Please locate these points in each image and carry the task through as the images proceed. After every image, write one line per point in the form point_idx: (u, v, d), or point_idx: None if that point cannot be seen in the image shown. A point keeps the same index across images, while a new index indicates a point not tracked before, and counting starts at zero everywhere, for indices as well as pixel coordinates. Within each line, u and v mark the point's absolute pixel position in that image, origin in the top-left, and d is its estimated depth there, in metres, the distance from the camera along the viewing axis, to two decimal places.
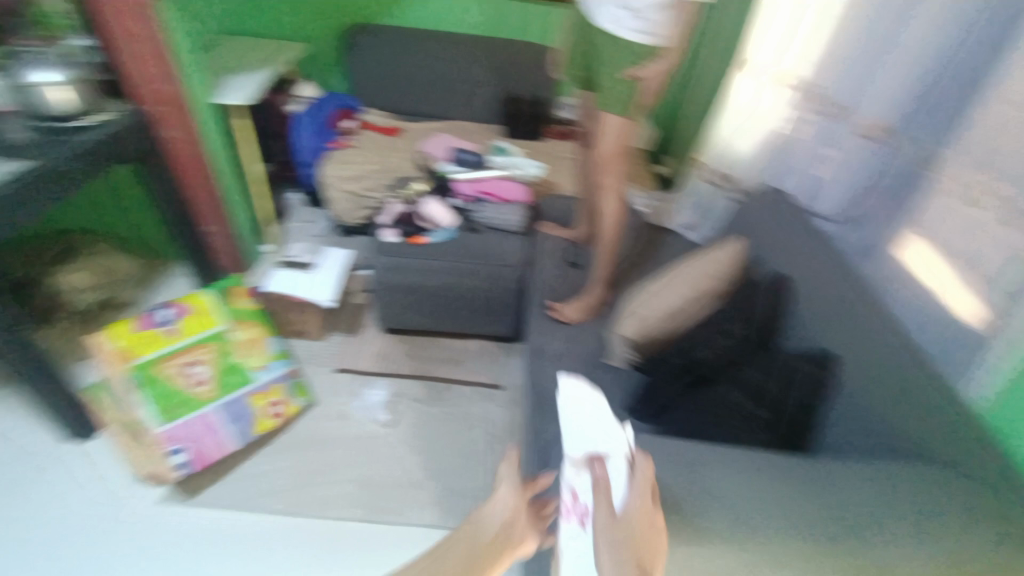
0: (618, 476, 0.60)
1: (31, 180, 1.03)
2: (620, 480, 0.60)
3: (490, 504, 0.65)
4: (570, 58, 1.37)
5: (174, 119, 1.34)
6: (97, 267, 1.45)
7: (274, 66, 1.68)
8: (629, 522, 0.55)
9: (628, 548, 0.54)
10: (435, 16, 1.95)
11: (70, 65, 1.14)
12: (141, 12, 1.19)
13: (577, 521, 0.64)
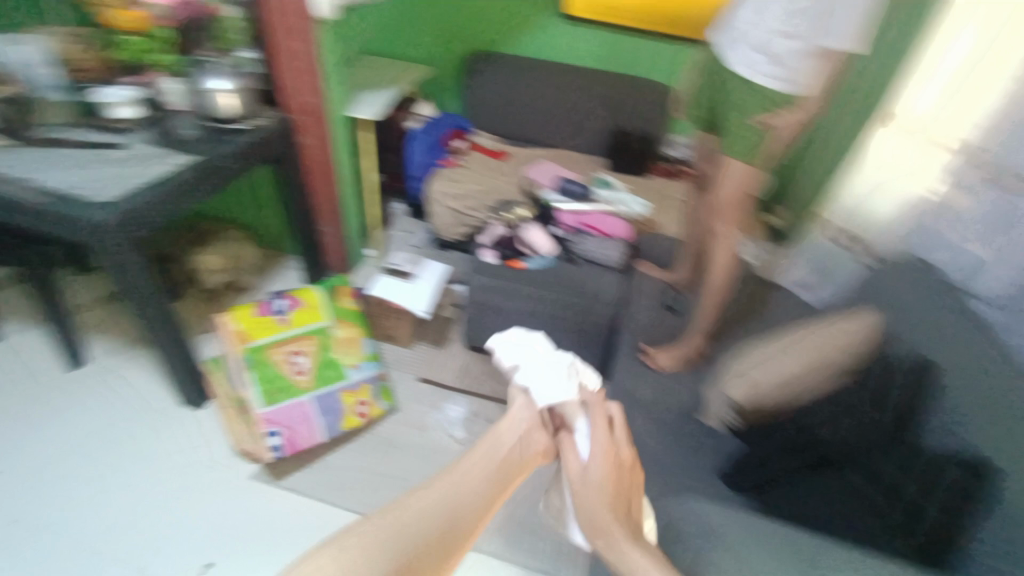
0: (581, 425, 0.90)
1: (196, 172, 1.17)
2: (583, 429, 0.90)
3: (508, 425, 0.90)
4: (693, 98, 1.33)
5: (314, 129, 1.48)
6: (225, 252, 1.59)
7: (401, 84, 1.79)
8: (599, 471, 0.81)
9: (604, 491, 0.79)
10: (557, 48, 2.02)
11: (240, 75, 1.30)
12: (303, 32, 1.32)
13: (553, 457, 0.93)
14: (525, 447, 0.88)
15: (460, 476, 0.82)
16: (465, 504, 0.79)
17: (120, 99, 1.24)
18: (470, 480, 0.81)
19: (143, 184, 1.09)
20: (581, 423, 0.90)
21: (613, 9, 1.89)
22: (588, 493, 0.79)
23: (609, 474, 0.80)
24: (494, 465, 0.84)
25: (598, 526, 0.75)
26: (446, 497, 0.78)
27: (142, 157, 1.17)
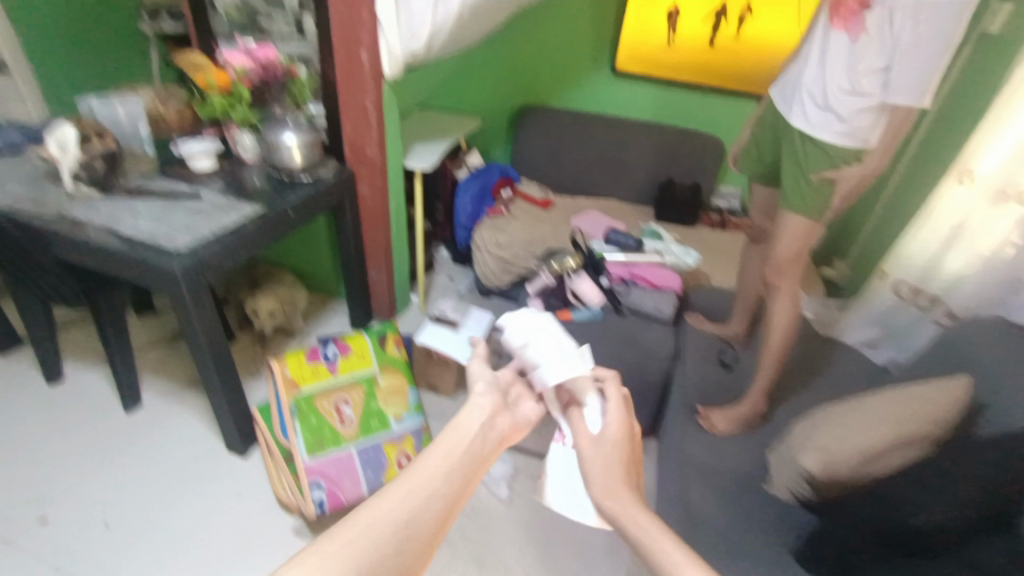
0: (593, 403, 0.74)
1: (262, 221, 1.23)
2: (595, 406, 0.74)
3: (464, 411, 0.63)
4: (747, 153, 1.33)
5: (370, 179, 1.54)
6: (280, 296, 1.64)
7: (453, 136, 1.86)
8: (613, 433, 0.70)
9: (615, 458, 0.67)
10: (602, 101, 2.08)
11: (307, 129, 1.39)
12: (366, 90, 1.41)
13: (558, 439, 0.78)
14: (487, 435, 0.61)
15: (383, 518, 0.50)
16: (397, 555, 0.49)
17: (201, 150, 1.34)
18: (398, 518, 0.50)
19: (215, 232, 1.15)
20: (593, 399, 0.75)
21: (661, 64, 1.93)
22: (593, 466, 0.67)
23: (619, 450, 0.68)
24: (437, 483, 0.54)
25: (610, 515, 0.61)
26: (359, 557, 0.47)
27: (214, 207, 1.24)
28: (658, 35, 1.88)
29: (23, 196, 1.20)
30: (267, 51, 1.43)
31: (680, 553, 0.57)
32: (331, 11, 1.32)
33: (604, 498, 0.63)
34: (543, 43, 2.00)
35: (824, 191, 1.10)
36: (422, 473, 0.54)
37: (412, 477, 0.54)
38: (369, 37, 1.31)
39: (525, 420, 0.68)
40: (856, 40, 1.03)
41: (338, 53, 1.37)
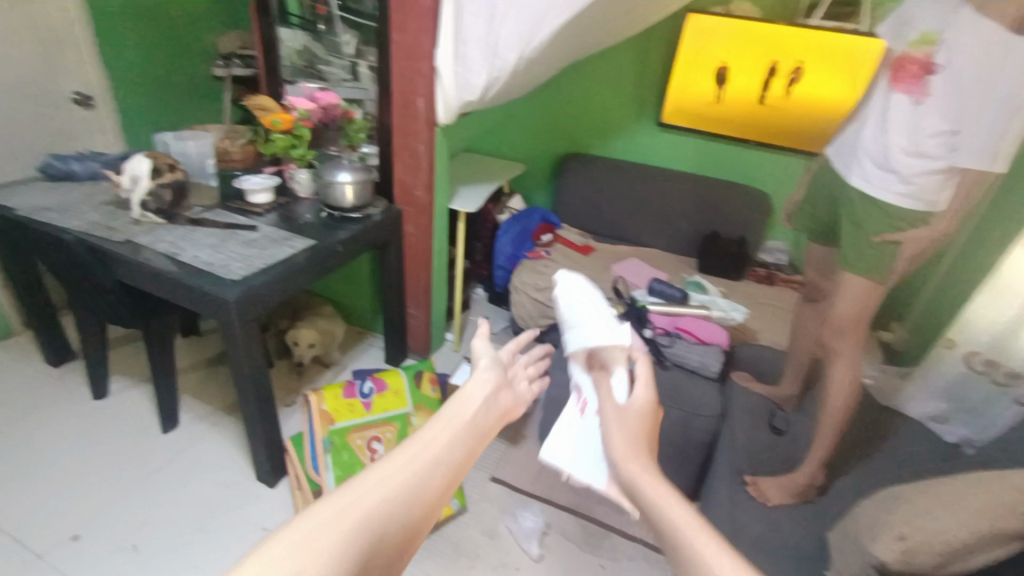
0: (619, 383, 0.81)
1: (312, 255, 1.26)
2: (620, 385, 0.81)
3: (467, 392, 0.66)
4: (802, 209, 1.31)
5: (417, 218, 1.58)
6: (320, 327, 1.66)
7: (497, 179, 1.90)
8: (636, 407, 0.74)
9: (640, 433, 0.71)
10: (648, 153, 2.10)
11: (361, 169, 1.44)
12: (420, 134, 1.45)
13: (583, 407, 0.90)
14: (489, 412, 0.65)
15: (396, 477, 0.52)
16: (410, 511, 0.51)
17: (261, 186, 1.42)
18: (412, 479, 0.52)
19: (267, 264, 1.17)
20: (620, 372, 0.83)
21: (708, 118, 1.93)
22: (617, 429, 0.72)
23: (643, 420, 0.73)
24: (444, 451, 0.57)
25: (628, 470, 0.65)
26: (372, 510, 0.49)
27: (268, 240, 1.28)
28: (705, 91, 1.89)
29: (95, 221, 1.27)
30: (328, 96, 1.52)
31: (691, 522, 0.56)
32: (393, 61, 1.39)
33: (623, 458, 0.67)
34: (590, 94, 2.05)
35: (890, 252, 1.04)
36: (430, 439, 0.57)
37: (420, 443, 0.57)
38: (429, 86, 1.38)
39: (519, 402, 0.72)
40: (919, 102, 1.00)
41: (397, 99, 1.43)
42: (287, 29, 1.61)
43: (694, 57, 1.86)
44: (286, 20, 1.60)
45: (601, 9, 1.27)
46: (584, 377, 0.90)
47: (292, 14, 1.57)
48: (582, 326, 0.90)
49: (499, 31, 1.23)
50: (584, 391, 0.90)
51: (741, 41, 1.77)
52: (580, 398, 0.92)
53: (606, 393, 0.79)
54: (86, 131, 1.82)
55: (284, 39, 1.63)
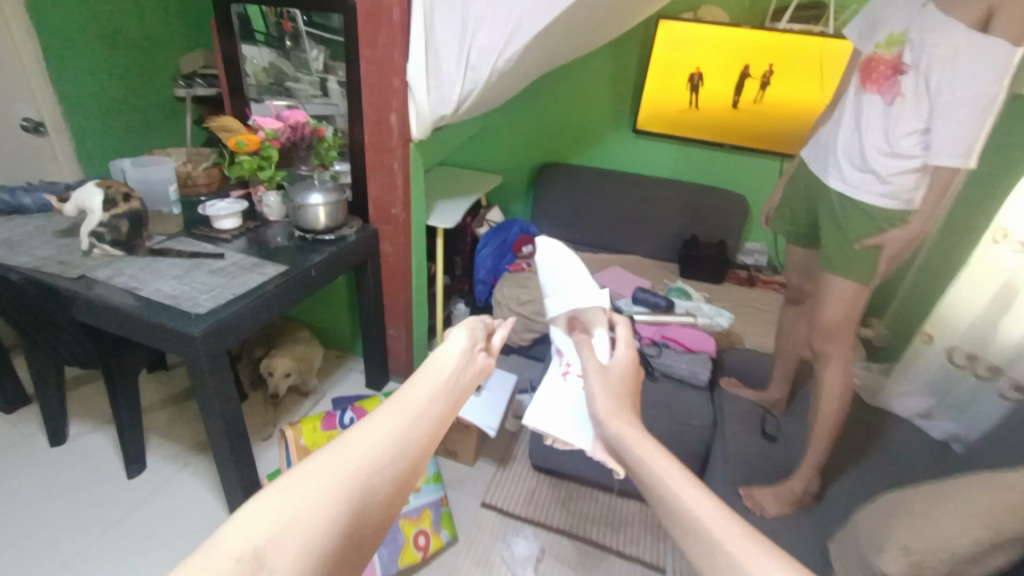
0: (599, 347, 0.89)
1: (285, 283, 1.20)
2: (600, 349, 0.88)
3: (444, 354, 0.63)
4: (776, 214, 1.33)
5: (393, 238, 1.53)
6: (297, 355, 1.59)
7: (473, 192, 1.88)
8: (617, 367, 0.71)
9: (621, 389, 0.67)
10: (627, 158, 2.09)
11: (333, 190, 1.39)
12: (393, 150, 1.41)
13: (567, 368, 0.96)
14: (463, 373, 0.61)
15: (367, 442, 0.49)
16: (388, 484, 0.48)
17: (227, 211, 1.36)
18: (383, 448, 0.48)
19: (237, 294, 1.12)
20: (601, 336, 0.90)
21: (682, 124, 1.94)
22: (601, 387, 0.68)
23: (624, 378, 0.69)
24: (420, 417, 0.53)
25: (613, 432, 0.60)
26: (340, 484, 0.45)
27: (237, 268, 1.22)
28: (679, 96, 1.90)
29: (48, 256, 1.19)
30: (297, 114, 1.46)
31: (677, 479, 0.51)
32: (362, 78, 1.35)
33: (608, 413, 0.62)
34: (564, 105, 2.04)
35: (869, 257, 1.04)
36: (401, 408, 0.53)
37: (394, 408, 0.53)
38: (400, 103, 1.34)
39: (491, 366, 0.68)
40: (890, 102, 1.02)
41: (368, 117, 1.39)
42: (250, 45, 1.54)
43: (666, 63, 1.87)
44: (247, 36, 1.53)
45: (573, 20, 1.25)
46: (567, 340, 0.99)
47: (256, 30, 1.50)
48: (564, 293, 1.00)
49: (470, 46, 1.20)
50: (566, 353, 0.99)
51: (711, 46, 1.79)
52: (564, 361, 1.00)
53: (587, 351, 0.75)
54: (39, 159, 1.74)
55: (246, 55, 1.56)
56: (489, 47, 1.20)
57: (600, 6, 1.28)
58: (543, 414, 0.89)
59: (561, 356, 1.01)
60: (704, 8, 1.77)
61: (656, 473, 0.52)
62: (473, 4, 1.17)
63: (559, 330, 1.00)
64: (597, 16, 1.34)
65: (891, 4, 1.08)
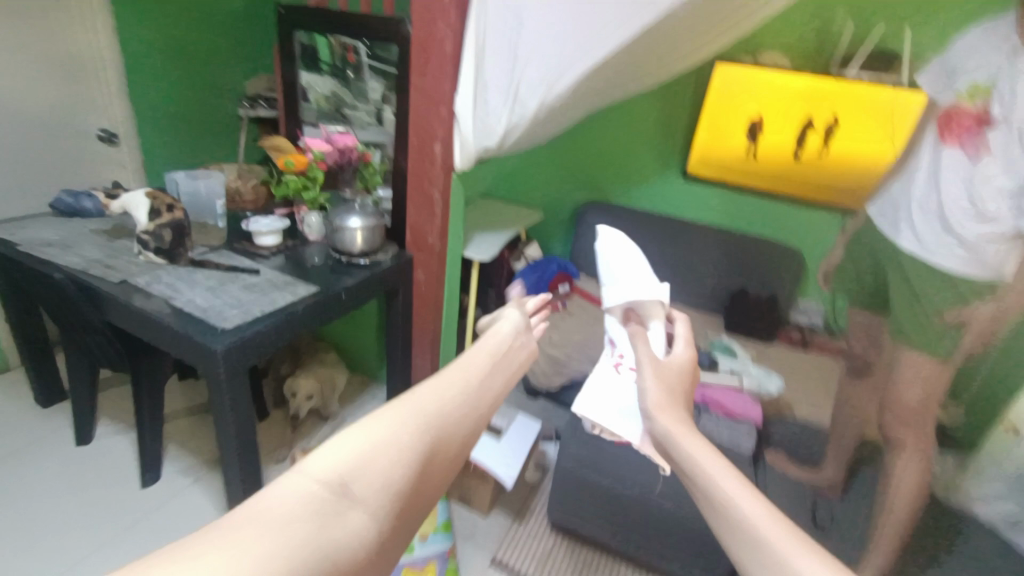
0: (656, 335, 1.05)
1: (314, 304, 1.18)
2: (657, 337, 1.04)
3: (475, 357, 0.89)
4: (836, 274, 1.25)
5: (427, 266, 1.50)
6: (321, 377, 1.57)
7: (513, 227, 1.88)
8: (675, 363, 0.92)
9: (678, 383, 0.88)
10: (673, 202, 2.05)
11: (373, 214, 1.39)
12: (435, 178, 1.40)
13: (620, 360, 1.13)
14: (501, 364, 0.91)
15: (421, 406, 0.71)
16: (442, 434, 0.70)
17: (269, 228, 1.38)
18: (428, 413, 0.71)
19: (263, 310, 1.10)
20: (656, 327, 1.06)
21: (735, 171, 1.86)
22: (657, 379, 0.87)
23: (680, 375, 0.90)
24: (461, 396, 0.77)
25: (663, 425, 0.78)
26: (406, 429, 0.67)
27: (269, 284, 1.22)
28: (735, 143, 1.82)
29: (95, 259, 1.22)
30: (347, 138, 1.47)
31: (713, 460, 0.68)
32: (411, 106, 1.36)
33: (658, 408, 0.80)
34: (614, 145, 2.07)
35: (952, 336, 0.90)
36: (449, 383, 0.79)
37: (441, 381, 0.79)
38: (444, 131, 1.35)
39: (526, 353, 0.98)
40: (975, 159, 0.86)
41: (413, 145, 1.40)
42: (316, 74, 1.56)
43: (721, 108, 1.82)
44: (314, 66, 1.56)
45: (625, 59, 1.22)
46: (621, 333, 1.16)
47: (323, 61, 1.52)
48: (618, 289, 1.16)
49: (518, 79, 1.20)
50: (619, 346, 1.15)
51: (770, 91, 1.67)
52: (616, 354, 1.15)
53: (644, 345, 0.95)
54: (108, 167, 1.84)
55: (311, 83, 1.58)
56: (537, 80, 1.18)
57: (654, 47, 1.25)
58: (594, 403, 1.08)
59: (615, 348, 1.17)
60: (764, 53, 1.71)
61: (690, 456, 0.70)
62: (525, 39, 1.16)
63: (613, 320, 1.17)
64: (651, 56, 1.31)
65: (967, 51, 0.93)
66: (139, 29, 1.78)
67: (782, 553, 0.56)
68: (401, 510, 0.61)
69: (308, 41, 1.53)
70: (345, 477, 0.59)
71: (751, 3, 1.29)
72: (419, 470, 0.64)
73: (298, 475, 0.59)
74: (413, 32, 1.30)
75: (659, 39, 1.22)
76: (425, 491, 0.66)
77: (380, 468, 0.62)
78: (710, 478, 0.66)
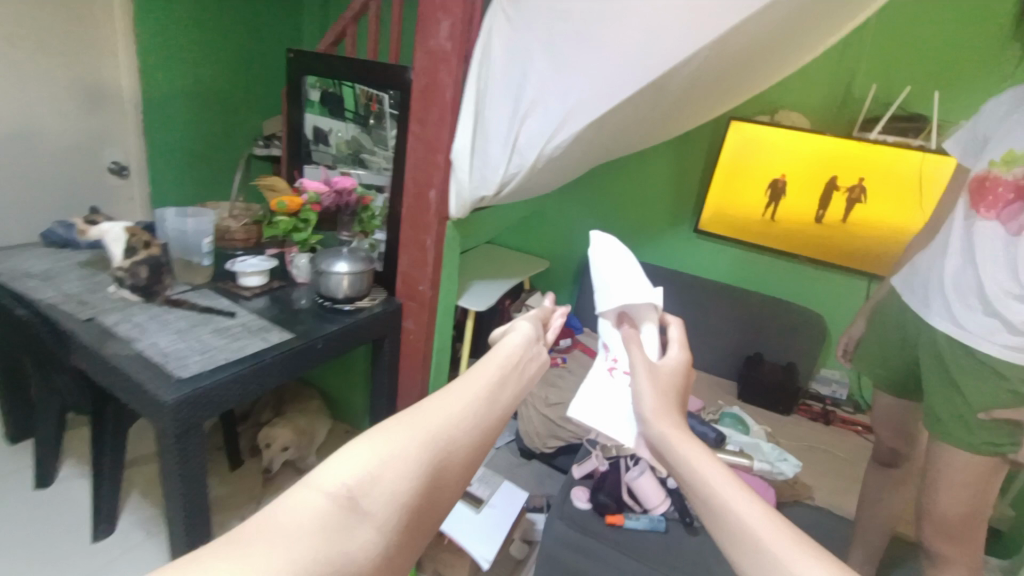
0: (650, 339, 0.98)
1: (287, 354, 1.11)
2: (650, 341, 0.98)
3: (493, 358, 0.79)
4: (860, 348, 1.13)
5: (417, 316, 1.43)
6: (299, 427, 1.47)
7: (514, 276, 1.81)
8: (671, 368, 0.85)
9: (673, 390, 0.81)
10: (685, 258, 1.92)
11: (362, 260, 1.34)
12: (427, 226, 1.35)
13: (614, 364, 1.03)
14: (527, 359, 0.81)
15: (438, 414, 0.65)
16: (457, 445, 0.64)
17: (254, 268, 1.34)
18: (449, 418, 0.64)
19: (229, 358, 1.03)
20: (649, 328, 0.99)
21: (749, 230, 1.77)
22: (650, 385, 0.80)
23: (677, 377, 0.84)
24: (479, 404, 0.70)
25: (659, 432, 0.73)
26: (419, 439, 0.61)
27: (242, 330, 1.15)
28: (753, 204, 1.74)
29: (70, 293, 1.18)
30: (346, 180, 1.43)
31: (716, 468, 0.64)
32: (408, 154, 1.32)
33: (655, 414, 0.75)
34: (621, 197, 1.95)
35: (1005, 434, 0.84)
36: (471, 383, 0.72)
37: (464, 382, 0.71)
38: (441, 180, 1.29)
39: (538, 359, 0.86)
40: (1017, 234, 0.82)
41: (409, 191, 1.35)
42: (341, 120, 1.49)
43: (737, 166, 1.74)
44: (337, 111, 1.49)
45: (629, 116, 1.19)
46: (615, 337, 1.04)
47: (347, 108, 1.45)
48: (612, 294, 1.04)
49: (518, 130, 1.16)
50: (613, 350, 1.04)
51: (794, 152, 1.64)
52: (609, 359, 1.05)
53: (637, 350, 0.87)
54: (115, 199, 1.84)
55: (333, 127, 1.52)
56: (537, 131, 1.14)
57: (661, 104, 1.21)
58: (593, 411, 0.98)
59: (607, 353, 1.06)
60: (785, 112, 1.63)
61: (694, 466, 0.66)
62: (527, 91, 1.13)
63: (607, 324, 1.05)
64: (658, 113, 1.27)
65: (999, 119, 0.92)
66: (160, 75, 1.84)
67: (783, 559, 0.54)
68: (415, 524, 0.57)
69: (331, 86, 1.47)
70: (353, 490, 0.54)
71: (763, 59, 1.24)
72: (433, 484, 0.59)
73: (301, 489, 0.53)
74: (414, 82, 1.26)
75: (667, 97, 1.18)
76: (439, 500, 0.61)
77: (392, 481, 0.56)
78: (709, 485, 0.62)
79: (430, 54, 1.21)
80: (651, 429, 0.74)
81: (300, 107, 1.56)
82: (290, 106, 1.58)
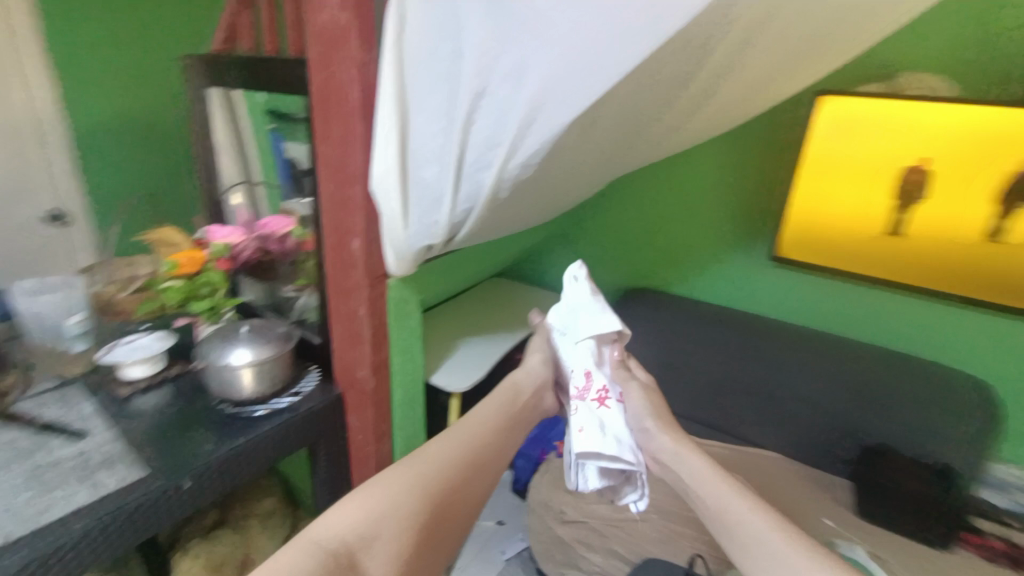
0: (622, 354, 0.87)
1: (119, 513, 0.72)
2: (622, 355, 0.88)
3: (487, 403, 0.87)
4: None
5: (360, 412, 1.02)
6: (214, 561, 1.14)
7: (517, 329, 1.36)
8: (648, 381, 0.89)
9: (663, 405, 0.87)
10: (755, 295, 1.38)
11: (271, 340, 0.94)
12: (356, 287, 0.92)
13: (603, 397, 0.82)
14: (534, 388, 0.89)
15: (428, 469, 0.76)
16: (447, 499, 0.76)
17: (138, 355, 0.96)
18: (441, 464, 0.77)
19: (9, 539, 0.66)
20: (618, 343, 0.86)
21: (861, 256, 1.20)
22: (647, 401, 0.84)
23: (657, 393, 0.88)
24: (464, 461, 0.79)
25: (671, 449, 0.82)
26: (406, 497, 0.72)
27: (72, 470, 0.78)
28: (867, 215, 1.17)
29: None
30: (279, 222, 1.08)
31: (719, 483, 0.79)
32: (321, 186, 0.90)
33: (661, 431, 0.82)
34: (665, 213, 1.44)
35: None
36: (467, 424, 0.84)
37: (462, 427, 0.83)
38: (363, 223, 0.86)
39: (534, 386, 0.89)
40: None
41: (327, 240, 0.93)
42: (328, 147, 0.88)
43: (835, 163, 1.17)
44: (293, 132, 0.97)
45: (639, 99, 0.71)
46: (598, 363, 0.84)
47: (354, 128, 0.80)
48: (597, 320, 0.81)
49: (461, 141, 0.72)
50: (599, 377, 0.83)
51: (943, 128, 1.05)
52: (594, 388, 0.82)
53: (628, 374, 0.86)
54: (54, 256, 1.35)
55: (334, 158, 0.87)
56: (489, 139, 0.71)
57: (699, 77, 0.72)
58: (601, 447, 0.79)
59: (587, 381, 0.83)
60: (906, 75, 1.07)
61: (703, 481, 0.80)
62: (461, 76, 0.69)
63: (591, 349, 0.83)
64: (697, 92, 0.77)
65: None
66: (97, 99, 1.35)
67: (791, 558, 0.68)
68: (416, 563, 0.71)
69: (284, 104, 0.96)
70: (351, 548, 0.67)
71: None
72: (421, 540, 0.72)
73: (300, 545, 0.65)
74: (312, 82, 0.84)
75: (710, 64, 0.68)
76: (433, 545, 0.74)
77: (385, 537, 0.69)
78: (720, 497, 0.77)
79: (323, 36, 0.79)
80: (662, 444, 0.82)
81: (294, 137, 0.98)
82: (285, 138, 1.01)
